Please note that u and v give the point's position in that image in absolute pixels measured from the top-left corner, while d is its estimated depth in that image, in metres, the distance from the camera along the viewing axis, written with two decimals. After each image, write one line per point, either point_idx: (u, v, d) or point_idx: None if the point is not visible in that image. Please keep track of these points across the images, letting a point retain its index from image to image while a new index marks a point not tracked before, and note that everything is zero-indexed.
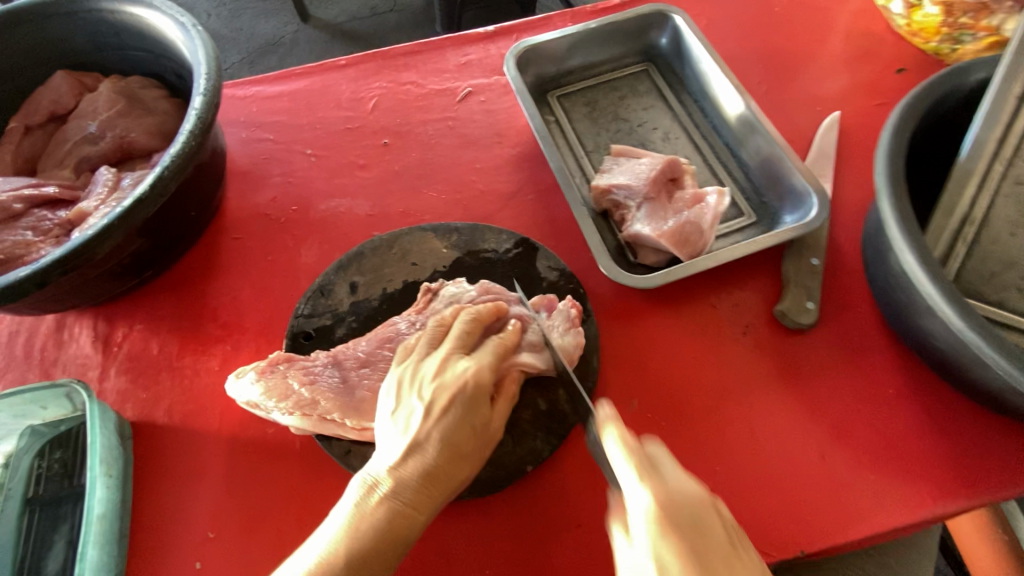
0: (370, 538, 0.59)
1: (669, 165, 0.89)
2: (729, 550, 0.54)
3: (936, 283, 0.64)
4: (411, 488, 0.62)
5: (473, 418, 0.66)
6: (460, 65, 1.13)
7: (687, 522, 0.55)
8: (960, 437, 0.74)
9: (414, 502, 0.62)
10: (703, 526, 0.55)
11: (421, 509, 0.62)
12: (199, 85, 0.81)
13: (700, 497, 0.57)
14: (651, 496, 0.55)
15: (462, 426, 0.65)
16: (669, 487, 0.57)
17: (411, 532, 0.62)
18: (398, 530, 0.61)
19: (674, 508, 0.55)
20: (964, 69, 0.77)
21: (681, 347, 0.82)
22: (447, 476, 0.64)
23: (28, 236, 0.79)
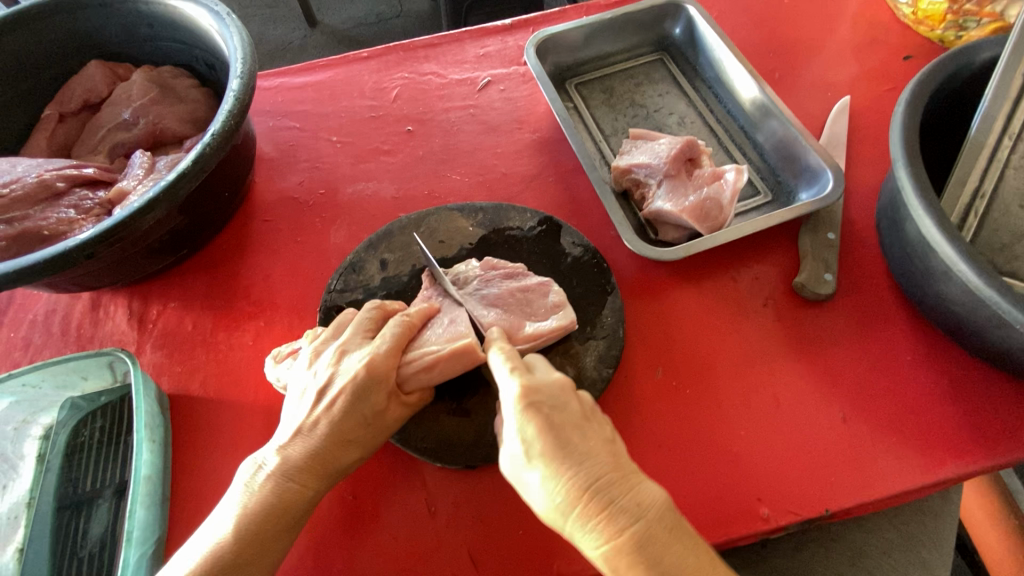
0: (256, 514, 0.60)
1: (688, 145, 0.92)
2: (584, 421, 0.59)
3: (953, 243, 0.67)
4: (296, 470, 0.63)
5: (365, 405, 0.65)
6: (479, 56, 1.16)
7: (551, 406, 0.58)
8: (977, 400, 0.76)
9: (301, 479, 0.63)
10: (562, 405, 0.59)
11: (310, 485, 0.63)
12: (236, 69, 0.84)
13: (562, 384, 0.61)
14: (511, 376, 0.60)
15: (349, 417, 0.64)
16: (532, 375, 0.61)
17: (299, 508, 0.63)
18: (278, 514, 0.61)
19: (537, 393, 0.59)
20: (971, 48, 0.82)
21: (705, 319, 0.84)
22: (335, 460, 0.64)
23: (70, 214, 0.82)
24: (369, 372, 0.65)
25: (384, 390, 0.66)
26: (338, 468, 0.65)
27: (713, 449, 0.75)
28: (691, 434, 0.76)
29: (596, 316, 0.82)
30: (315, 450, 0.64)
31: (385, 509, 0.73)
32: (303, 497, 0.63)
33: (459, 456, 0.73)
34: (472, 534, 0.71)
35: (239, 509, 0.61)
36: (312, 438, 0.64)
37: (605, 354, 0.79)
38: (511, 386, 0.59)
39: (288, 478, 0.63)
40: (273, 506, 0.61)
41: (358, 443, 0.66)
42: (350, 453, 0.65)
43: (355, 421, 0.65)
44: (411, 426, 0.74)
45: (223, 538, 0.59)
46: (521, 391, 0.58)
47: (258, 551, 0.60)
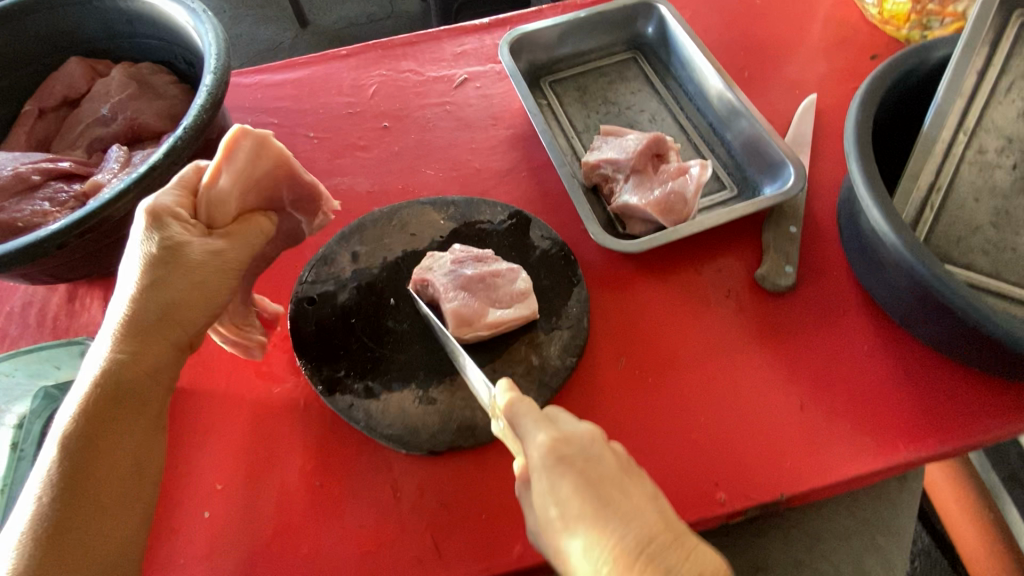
0: (81, 443, 0.57)
1: (655, 141, 0.94)
2: (621, 475, 0.54)
3: (900, 234, 0.69)
4: (114, 375, 0.58)
5: (156, 281, 0.60)
6: (456, 54, 1.18)
7: (583, 460, 0.54)
8: (931, 388, 0.78)
9: (122, 381, 0.59)
10: (595, 458, 0.55)
11: (137, 385, 0.60)
12: (209, 65, 0.85)
13: (593, 435, 0.56)
14: (536, 435, 0.55)
15: (150, 299, 0.60)
16: (558, 424, 0.57)
17: (126, 417, 0.59)
18: (109, 433, 0.58)
19: (567, 444, 0.55)
20: (928, 46, 0.84)
21: (669, 310, 0.86)
22: (153, 349, 0.60)
23: (44, 206, 0.83)
24: (151, 251, 0.60)
25: (171, 260, 0.61)
26: (171, 323, 0.61)
27: (672, 436, 0.77)
28: (652, 422, 0.78)
29: (562, 307, 0.84)
30: (135, 323, 0.60)
31: (351, 494, 0.75)
32: (139, 383, 0.59)
33: (424, 442, 0.75)
34: (436, 518, 0.73)
35: (70, 419, 0.57)
36: (124, 320, 0.60)
37: (570, 344, 0.81)
38: (536, 446, 0.55)
39: (113, 379, 0.58)
40: (98, 408, 0.57)
41: (180, 289, 0.61)
42: (172, 335, 0.62)
43: (164, 282, 0.60)
44: (377, 414, 0.76)
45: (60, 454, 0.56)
46: (550, 450, 0.54)
47: (97, 475, 0.57)
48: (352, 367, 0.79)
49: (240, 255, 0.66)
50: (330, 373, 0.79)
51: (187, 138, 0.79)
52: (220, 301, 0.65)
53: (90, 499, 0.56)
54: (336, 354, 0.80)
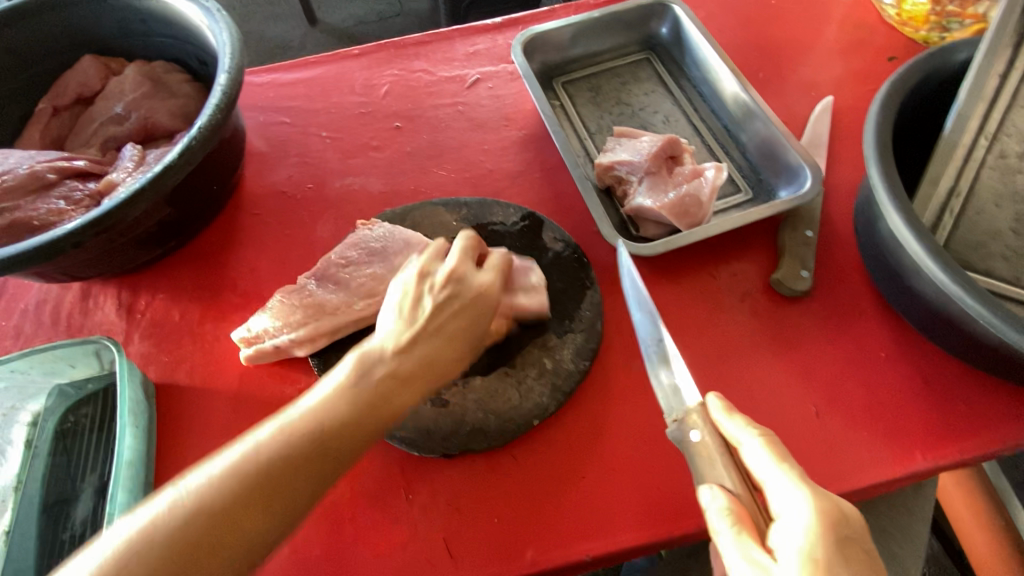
0: (269, 464, 0.55)
1: (670, 143, 0.93)
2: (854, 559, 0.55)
3: (920, 239, 0.68)
4: (339, 413, 0.60)
5: (434, 339, 0.69)
6: (469, 54, 1.18)
7: (858, 544, 0.56)
8: (949, 396, 0.77)
9: (339, 424, 0.59)
10: (854, 539, 0.55)
11: (341, 436, 0.59)
12: (224, 65, 0.85)
13: (853, 518, 0.57)
14: (811, 501, 0.55)
15: (428, 355, 0.67)
16: (835, 497, 0.57)
17: (316, 469, 0.57)
18: (286, 481, 0.55)
19: (845, 524, 0.55)
20: (950, 48, 0.83)
21: (683, 314, 0.85)
22: (388, 406, 0.63)
23: (60, 205, 0.84)
24: (467, 302, 0.72)
25: (455, 336, 0.70)
26: (386, 410, 0.63)
27: None
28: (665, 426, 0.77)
29: (575, 309, 0.83)
30: (362, 396, 0.62)
31: (363, 496, 0.74)
32: (344, 439, 0.59)
33: (436, 445, 0.75)
34: (448, 521, 0.73)
35: (258, 449, 0.56)
36: (353, 377, 0.62)
37: (582, 347, 0.81)
38: (813, 512, 0.54)
39: (328, 424, 0.59)
40: (312, 452, 0.57)
41: (428, 370, 0.67)
42: (405, 403, 0.64)
43: (430, 363, 0.67)
44: None
45: (237, 478, 0.53)
46: (830, 518, 0.55)
47: (242, 517, 0.52)
48: None
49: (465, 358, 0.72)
50: None
51: (202, 137, 0.79)
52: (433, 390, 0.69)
53: (205, 545, 0.51)
54: None
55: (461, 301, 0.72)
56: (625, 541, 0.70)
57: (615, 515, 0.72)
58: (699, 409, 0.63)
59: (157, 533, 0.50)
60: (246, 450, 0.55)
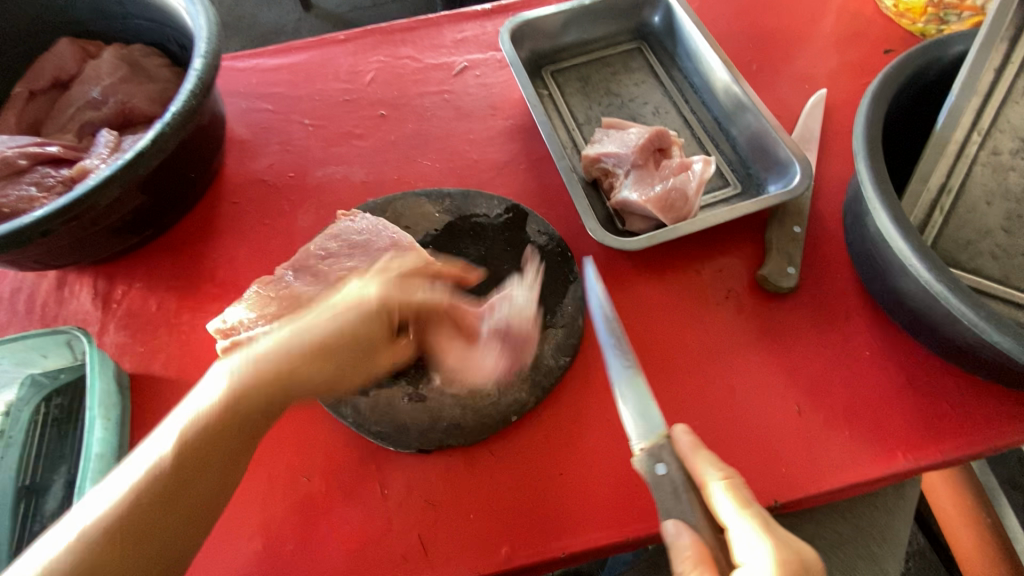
0: (163, 471, 0.54)
1: (658, 135, 0.91)
2: None
3: (907, 237, 0.67)
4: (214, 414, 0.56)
5: (341, 349, 0.62)
6: (457, 41, 1.15)
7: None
8: (933, 395, 0.76)
9: (214, 427, 0.56)
10: None
11: (220, 436, 0.57)
12: (200, 49, 0.83)
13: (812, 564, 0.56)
14: (774, 553, 0.54)
15: (308, 359, 0.60)
16: (790, 544, 0.56)
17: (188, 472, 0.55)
18: (194, 471, 0.55)
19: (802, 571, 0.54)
20: (944, 41, 0.81)
21: (667, 309, 0.84)
22: (266, 401, 0.58)
23: (31, 191, 0.82)
24: (362, 303, 0.64)
25: (357, 351, 0.63)
26: (285, 401, 0.60)
27: None
28: None
29: (557, 304, 0.82)
30: (264, 371, 0.57)
31: (337, 490, 0.74)
32: (253, 411, 0.58)
33: (412, 440, 0.74)
34: (423, 517, 0.72)
35: (159, 453, 0.55)
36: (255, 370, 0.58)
37: (564, 343, 0.80)
38: (776, 563, 0.53)
39: (246, 391, 0.57)
40: (208, 439, 0.56)
41: (324, 364, 0.61)
42: (296, 392, 0.60)
43: (323, 342, 0.60)
44: (366, 409, 0.75)
45: (159, 468, 0.54)
46: (788, 569, 0.54)
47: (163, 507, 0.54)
48: None
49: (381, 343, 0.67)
50: None
51: (175, 123, 0.77)
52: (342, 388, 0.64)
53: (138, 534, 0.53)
54: None
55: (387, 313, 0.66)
56: (601, 539, 0.70)
57: (592, 512, 0.71)
58: (665, 443, 0.62)
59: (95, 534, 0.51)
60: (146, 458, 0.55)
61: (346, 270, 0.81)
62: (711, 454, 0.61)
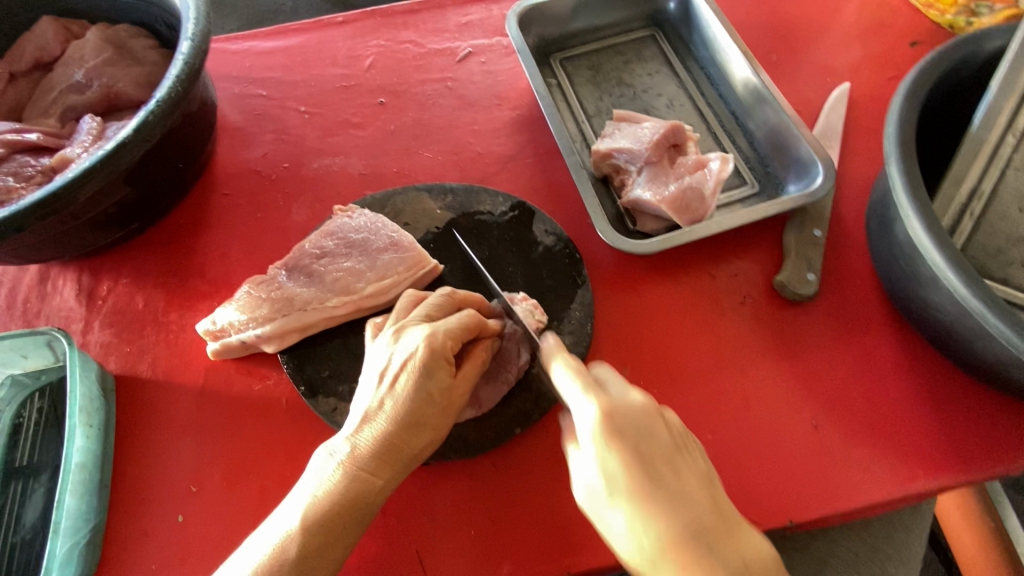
0: (326, 517, 0.56)
1: (673, 130, 0.87)
2: (675, 453, 0.55)
3: (942, 248, 0.62)
4: (367, 458, 0.58)
5: (431, 385, 0.59)
6: (461, 25, 1.09)
7: (637, 433, 0.54)
8: (956, 411, 0.73)
9: (370, 470, 0.58)
10: (648, 432, 0.54)
11: (380, 476, 0.58)
12: (187, 31, 0.78)
13: (646, 408, 0.55)
14: (591, 411, 0.54)
15: (417, 399, 0.59)
16: (613, 396, 0.55)
17: (362, 510, 0.58)
18: (349, 516, 0.57)
19: (620, 418, 0.54)
20: (981, 35, 0.76)
21: (680, 316, 0.80)
22: (405, 445, 0.59)
23: (8, 181, 0.77)
24: (428, 353, 0.59)
25: (448, 386, 0.61)
26: (410, 444, 0.59)
27: None
28: None
29: (564, 310, 0.78)
30: (391, 431, 0.59)
31: None
32: (401, 453, 0.59)
33: None
34: (423, 532, 0.69)
35: (303, 509, 0.56)
36: (386, 414, 0.59)
37: (571, 350, 0.76)
38: (594, 415, 0.53)
39: (383, 440, 0.58)
40: (351, 504, 0.57)
41: (433, 408, 0.60)
42: (420, 437, 0.60)
43: (424, 402, 0.59)
44: None
45: (312, 514, 0.56)
46: (605, 421, 0.53)
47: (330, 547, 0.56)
48: (336, 368, 0.75)
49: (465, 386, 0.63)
50: (312, 373, 0.74)
51: (160, 111, 0.72)
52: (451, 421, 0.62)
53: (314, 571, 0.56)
54: (321, 354, 0.75)
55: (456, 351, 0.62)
56: (607, 560, 0.67)
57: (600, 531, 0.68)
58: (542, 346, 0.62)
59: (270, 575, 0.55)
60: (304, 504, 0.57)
61: (343, 270, 0.77)
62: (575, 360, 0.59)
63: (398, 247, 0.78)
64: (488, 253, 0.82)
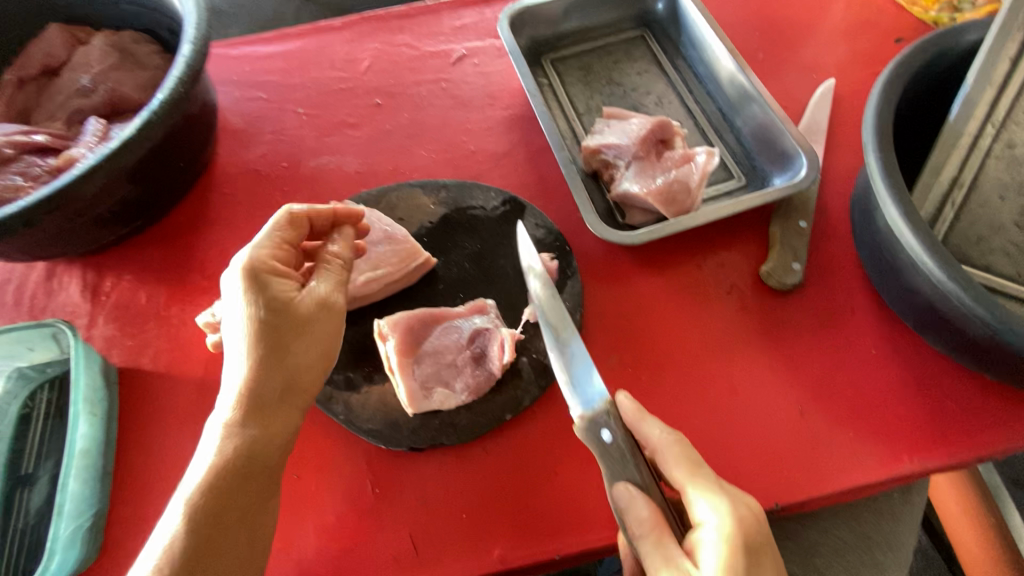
0: (224, 467, 0.54)
1: (660, 125, 0.89)
2: (764, 546, 0.56)
3: (918, 233, 0.64)
4: (247, 401, 0.57)
5: (262, 299, 0.59)
6: (455, 28, 1.12)
7: (751, 544, 0.55)
8: (940, 396, 0.74)
9: (251, 410, 0.57)
10: (759, 540, 0.56)
11: (265, 413, 0.57)
12: (189, 34, 0.81)
13: (756, 511, 0.58)
14: (733, 509, 0.56)
15: (264, 317, 0.59)
16: (733, 495, 0.57)
17: (255, 453, 0.56)
18: (243, 460, 0.56)
19: (746, 533, 0.55)
20: (959, 29, 0.78)
21: (668, 306, 0.82)
22: (284, 374, 0.59)
23: (17, 181, 0.80)
24: (254, 269, 0.60)
25: (283, 304, 0.60)
26: (294, 375, 0.59)
27: None
28: None
29: None
30: (257, 365, 0.58)
31: (329, 488, 0.72)
32: (279, 382, 0.58)
33: (404, 438, 0.72)
34: (417, 516, 0.70)
35: (200, 475, 0.54)
36: (245, 347, 0.58)
37: None
38: (734, 520, 0.55)
39: (257, 374, 0.57)
40: (244, 458, 0.56)
41: (294, 331, 0.60)
42: (297, 361, 0.60)
43: (273, 323, 0.59)
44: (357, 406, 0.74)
45: (211, 469, 0.54)
46: (731, 513, 0.55)
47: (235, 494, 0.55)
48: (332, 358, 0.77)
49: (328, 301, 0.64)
50: None
51: (162, 110, 0.75)
52: (325, 343, 0.62)
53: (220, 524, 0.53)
54: None
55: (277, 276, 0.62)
56: (597, 542, 0.68)
57: (588, 514, 0.69)
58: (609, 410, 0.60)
59: (178, 544, 0.52)
60: (200, 465, 0.55)
61: None
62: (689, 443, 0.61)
63: (391, 241, 0.80)
64: (480, 247, 0.85)
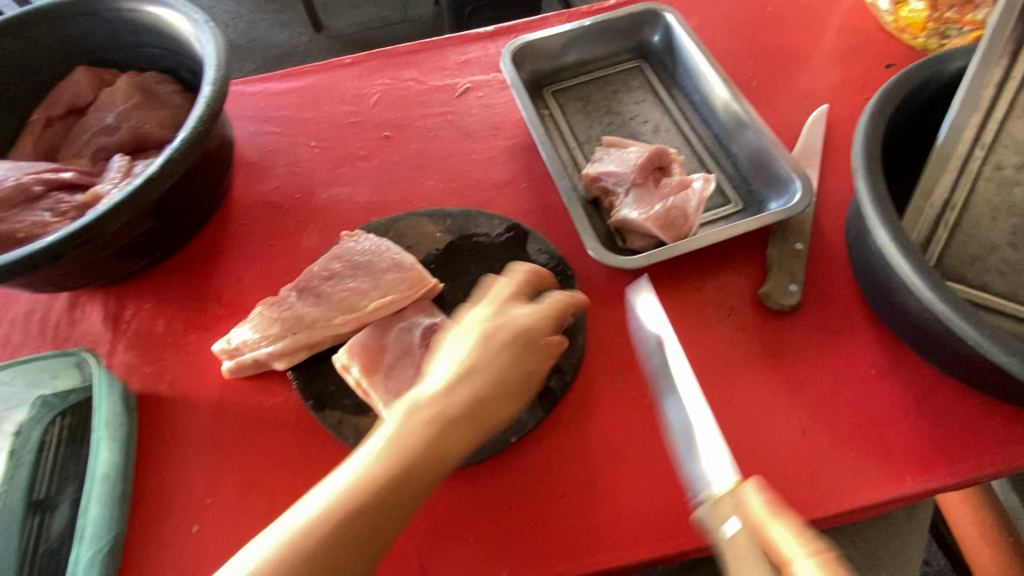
0: (343, 530, 0.55)
1: (657, 153, 0.92)
2: None
3: (908, 257, 0.65)
4: (392, 476, 0.58)
5: (484, 388, 0.66)
6: (459, 62, 1.17)
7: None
8: (941, 415, 0.75)
9: (393, 485, 0.58)
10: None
11: (400, 493, 0.58)
12: (209, 76, 0.85)
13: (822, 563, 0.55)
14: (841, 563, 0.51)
15: (456, 402, 0.64)
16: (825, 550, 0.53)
17: (381, 522, 0.57)
18: (369, 528, 0.56)
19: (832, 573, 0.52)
20: (944, 57, 0.81)
21: (669, 328, 0.84)
22: (440, 456, 0.61)
23: (45, 217, 0.85)
24: (524, 338, 0.70)
25: (488, 398, 0.66)
26: (444, 458, 0.61)
27: (668, 458, 0.75)
28: (646, 445, 0.76)
29: None
30: (420, 442, 0.60)
31: None
32: (428, 468, 0.60)
33: None
34: (425, 538, 0.72)
35: (316, 522, 0.55)
36: (421, 422, 0.62)
37: (564, 362, 0.80)
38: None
39: (409, 448, 0.60)
40: (365, 524, 0.56)
41: (462, 418, 0.64)
42: (455, 448, 0.62)
43: (457, 411, 0.64)
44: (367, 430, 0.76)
45: (325, 522, 0.55)
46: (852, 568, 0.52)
47: (346, 557, 0.55)
48: (342, 384, 0.79)
49: (510, 402, 0.68)
50: (320, 389, 0.79)
51: (183, 149, 0.79)
52: (483, 433, 0.66)
53: None
54: (329, 370, 0.81)
55: (536, 347, 0.71)
56: (601, 564, 0.69)
57: (592, 538, 0.70)
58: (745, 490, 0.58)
59: None
60: (312, 513, 0.56)
61: (349, 290, 0.83)
62: (784, 504, 0.55)
63: (400, 268, 0.83)
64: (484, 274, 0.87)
